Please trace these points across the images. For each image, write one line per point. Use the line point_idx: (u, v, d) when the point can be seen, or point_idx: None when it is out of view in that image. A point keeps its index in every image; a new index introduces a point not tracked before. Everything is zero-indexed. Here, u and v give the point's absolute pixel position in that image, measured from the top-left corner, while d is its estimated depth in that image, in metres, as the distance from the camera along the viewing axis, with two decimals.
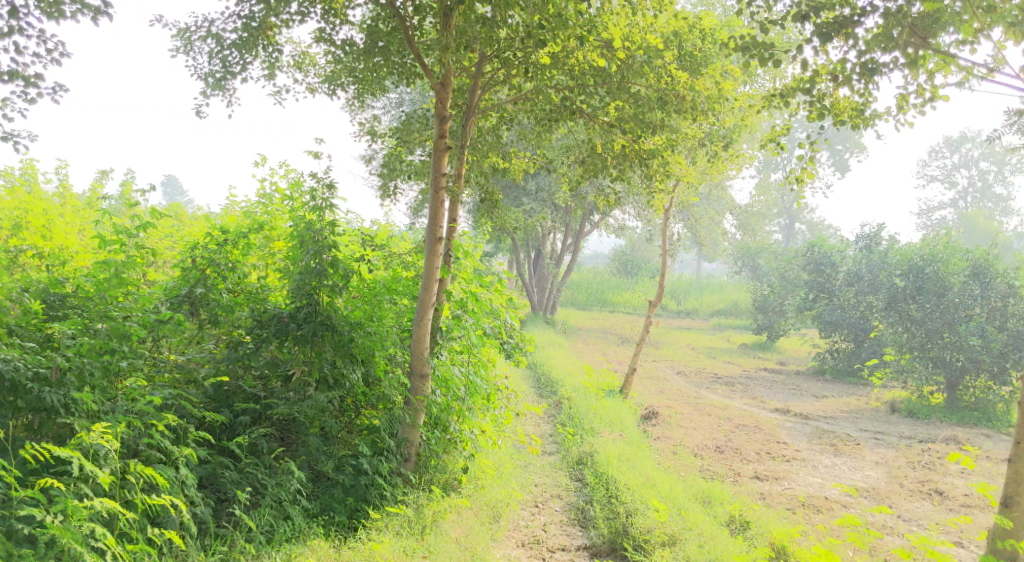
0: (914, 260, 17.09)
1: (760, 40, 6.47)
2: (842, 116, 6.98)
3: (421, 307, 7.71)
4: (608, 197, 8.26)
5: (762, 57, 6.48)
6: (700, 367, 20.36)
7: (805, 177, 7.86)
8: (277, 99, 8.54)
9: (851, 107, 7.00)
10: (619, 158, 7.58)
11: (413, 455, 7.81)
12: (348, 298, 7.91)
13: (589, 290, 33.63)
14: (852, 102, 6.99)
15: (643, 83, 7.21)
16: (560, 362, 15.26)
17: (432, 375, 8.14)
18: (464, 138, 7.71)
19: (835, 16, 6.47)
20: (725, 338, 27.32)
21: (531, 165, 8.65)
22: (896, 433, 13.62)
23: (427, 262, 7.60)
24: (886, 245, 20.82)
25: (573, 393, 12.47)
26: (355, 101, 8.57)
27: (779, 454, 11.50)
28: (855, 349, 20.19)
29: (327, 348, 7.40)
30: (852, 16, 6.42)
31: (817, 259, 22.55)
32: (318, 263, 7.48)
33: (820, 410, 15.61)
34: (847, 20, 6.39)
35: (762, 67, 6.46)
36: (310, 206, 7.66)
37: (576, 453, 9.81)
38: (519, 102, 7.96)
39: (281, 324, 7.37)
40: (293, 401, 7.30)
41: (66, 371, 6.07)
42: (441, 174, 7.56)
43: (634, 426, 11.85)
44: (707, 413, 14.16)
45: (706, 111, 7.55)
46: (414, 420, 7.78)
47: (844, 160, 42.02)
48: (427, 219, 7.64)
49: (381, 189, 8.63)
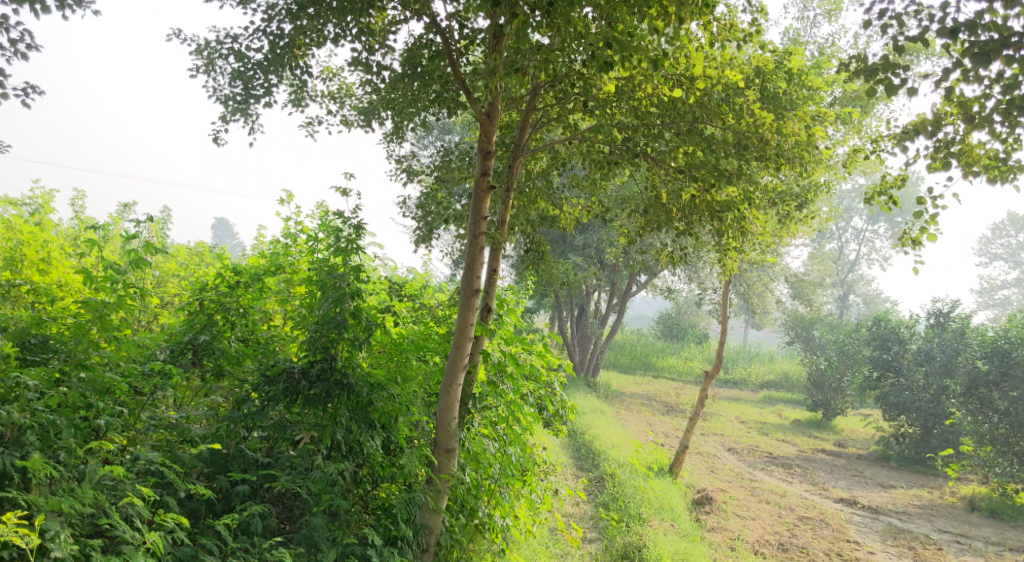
0: (998, 343, 15.86)
1: (889, 61, 5.63)
2: (971, 167, 6.00)
3: (452, 369, 6.66)
4: (674, 254, 7.14)
5: (886, 82, 5.68)
6: (753, 444, 18.91)
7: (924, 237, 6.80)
8: (307, 131, 7.71)
9: (988, 159, 6.15)
10: (687, 209, 6.55)
11: (433, 545, 6.67)
12: (370, 354, 6.92)
13: (632, 353, 32.38)
14: (990, 151, 6.01)
15: (719, 124, 6.21)
16: (603, 431, 14.03)
17: (461, 449, 7.05)
18: (510, 181, 6.81)
19: (986, 39, 5.55)
20: (777, 413, 25.77)
21: (584, 213, 7.76)
22: (981, 538, 12.39)
23: (460, 318, 6.61)
24: (960, 323, 19.37)
25: (617, 469, 11.25)
26: (393, 136, 7.70)
27: (852, 557, 10.41)
28: (924, 436, 18.70)
29: (344, 411, 6.32)
30: (1007, 38, 5.48)
31: (883, 334, 20.93)
32: (339, 312, 6.47)
33: (890, 504, 14.23)
34: (1001, 42, 5.45)
35: (887, 94, 5.60)
36: (334, 246, 6.69)
37: (621, 544, 8.64)
38: (574, 142, 7.05)
39: (290, 382, 6.29)
40: (298, 472, 6.17)
41: (25, 428, 5.31)
42: (481, 217, 6.62)
43: (686, 512, 10.59)
44: (765, 500, 12.84)
45: (792, 158, 6.49)
46: (436, 503, 6.65)
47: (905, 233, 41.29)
48: (462, 269, 6.66)
49: (416, 233, 7.65)
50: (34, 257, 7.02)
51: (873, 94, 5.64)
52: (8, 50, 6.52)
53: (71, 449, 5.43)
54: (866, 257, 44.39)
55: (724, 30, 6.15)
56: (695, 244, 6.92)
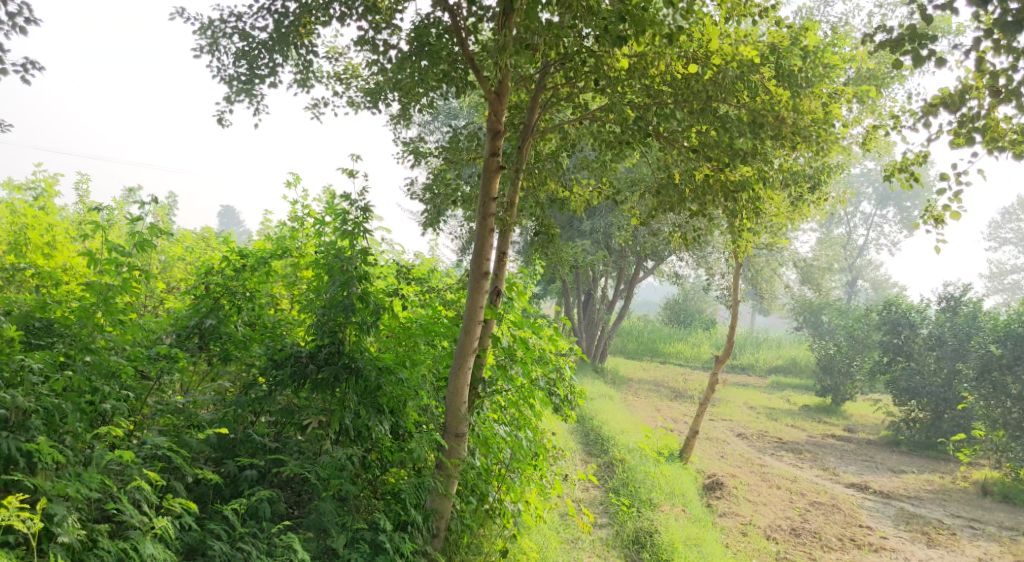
0: (1012, 326, 16.01)
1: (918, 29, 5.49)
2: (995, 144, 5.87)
3: (461, 353, 6.55)
4: (687, 235, 7.01)
5: (914, 53, 5.54)
6: (762, 429, 18.81)
7: (946, 217, 6.67)
8: (313, 113, 7.58)
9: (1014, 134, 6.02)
10: (701, 189, 6.42)
11: (443, 531, 6.59)
12: (379, 338, 6.82)
13: (639, 339, 32.27)
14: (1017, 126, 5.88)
15: (734, 102, 6.09)
16: (612, 417, 13.93)
17: (471, 433, 6.95)
18: (520, 162, 6.68)
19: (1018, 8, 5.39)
20: (786, 398, 25.68)
21: (594, 195, 7.63)
22: (995, 523, 12.44)
23: (469, 302, 6.49)
24: (972, 308, 19.25)
25: (627, 454, 11.16)
26: (400, 118, 7.57)
27: (865, 542, 10.36)
28: (934, 420, 18.62)
29: (352, 396, 6.24)
30: None
31: (893, 319, 20.74)
32: (346, 296, 6.35)
33: (901, 488, 14.16)
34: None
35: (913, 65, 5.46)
36: (341, 229, 6.56)
37: (632, 530, 8.57)
38: (584, 122, 6.92)
39: (298, 366, 6.24)
40: (306, 457, 6.09)
41: (30, 412, 5.20)
42: (491, 198, 6.49)
43: (697, 498, 10.51)
44: (776, 485, 12.75)
45: (808, 137, 6.35)
46: (446, 488, 6.57)
47: (913, 219, 41.17)
48: (471, 252, 6.54)
49: (424, 216, 7.53)
50: (38, 241, 6.90)
51: (899, 65, 5.51)
52: (5, 24, 6.41)
53: (77, 434, 5.35)
54: (874, 242, 44.18)
55: (739, 5, 6.01)
56: (708, 225, 6.79)
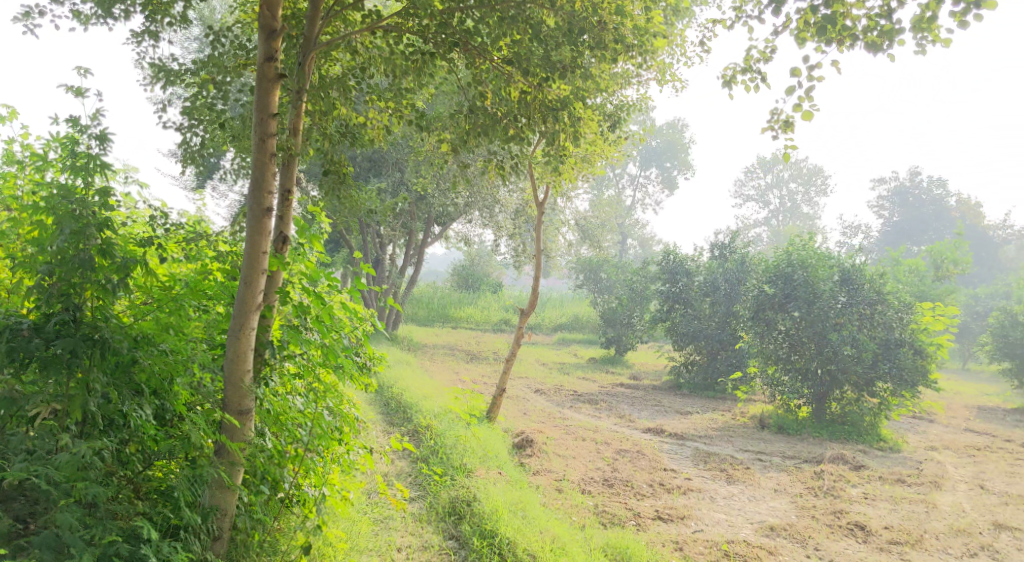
0: (782, 266, 16.38)
1: None
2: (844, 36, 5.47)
3: (242, 310, 5.28)
4: (501, 165, 6.22)
5: None
6: (557, 384, 18.73)
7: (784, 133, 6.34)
8: (25, 25, 5.90)
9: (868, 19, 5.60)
10: (513, 111, 5.72)
11: (226, 531, 5.38)
12: (132, 303, 5.41)
13: (429, 305, 31.26)
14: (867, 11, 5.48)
15: (547, 6, 5.35)
16: (411, 383, 12.97)
17: (259, 410, 5.73)
18: (302, 80, 5.53)
19: None
20: (572, 352, 26.15)
21: (392, 123, 6.57)
22: (779, 453, 13.23)
23: (249, 245, 5.23)
24: (742, 253, 20.26)
25: (433, 421, 10.28)
26: (144, 31, 6.10)
27: (673, 485, 10.33)
28: (710, 362, 19.50)
29: (99, 376, 4.85)
30: None
31: (672, 268, 20.98)
32: (82, 250, 4.92)
33: (692, 429, 14.55)
34: None
35: None
36: (70, 163, 5.07)
37: (447, 500, 7.80)
38: (376, 33, 5.84)
39: (20, 342, 4.75)
40: (36, 459, 4.68)
41: None
42: (270, 115, 5.27)
43: (508, 457, 9.87)
44: (581, 437, 12.50)
45: (633, 46, 5.69)
46: (230, 478, 5.35)
47: (673, 177, 44.12)
48: (249, 186, 5.29)
49: (183, 153, 6.13)
50: None
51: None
52: None
53: None
54: (640, 201, 46.36)
55: None
56: (527, 149, 6.02)
